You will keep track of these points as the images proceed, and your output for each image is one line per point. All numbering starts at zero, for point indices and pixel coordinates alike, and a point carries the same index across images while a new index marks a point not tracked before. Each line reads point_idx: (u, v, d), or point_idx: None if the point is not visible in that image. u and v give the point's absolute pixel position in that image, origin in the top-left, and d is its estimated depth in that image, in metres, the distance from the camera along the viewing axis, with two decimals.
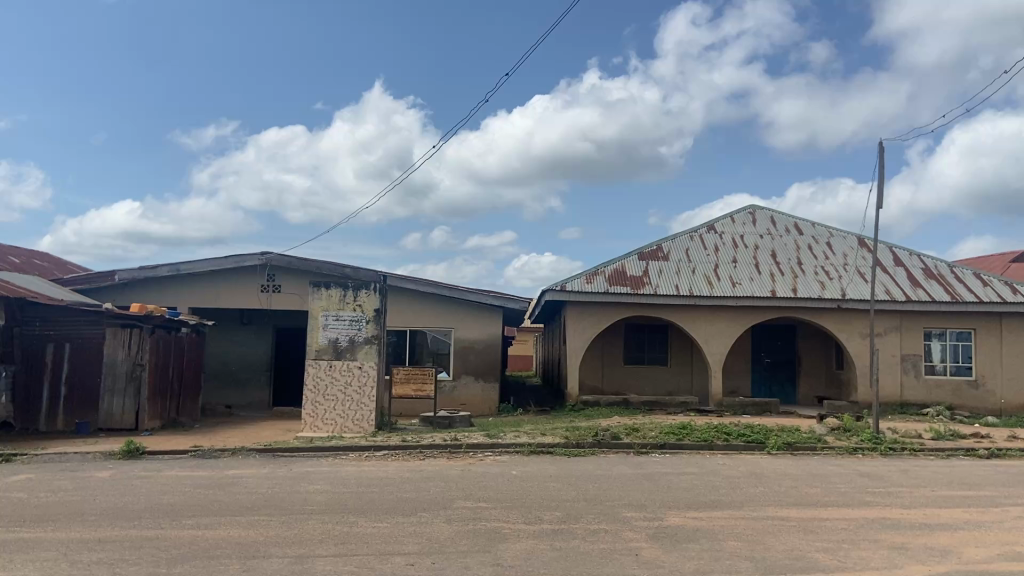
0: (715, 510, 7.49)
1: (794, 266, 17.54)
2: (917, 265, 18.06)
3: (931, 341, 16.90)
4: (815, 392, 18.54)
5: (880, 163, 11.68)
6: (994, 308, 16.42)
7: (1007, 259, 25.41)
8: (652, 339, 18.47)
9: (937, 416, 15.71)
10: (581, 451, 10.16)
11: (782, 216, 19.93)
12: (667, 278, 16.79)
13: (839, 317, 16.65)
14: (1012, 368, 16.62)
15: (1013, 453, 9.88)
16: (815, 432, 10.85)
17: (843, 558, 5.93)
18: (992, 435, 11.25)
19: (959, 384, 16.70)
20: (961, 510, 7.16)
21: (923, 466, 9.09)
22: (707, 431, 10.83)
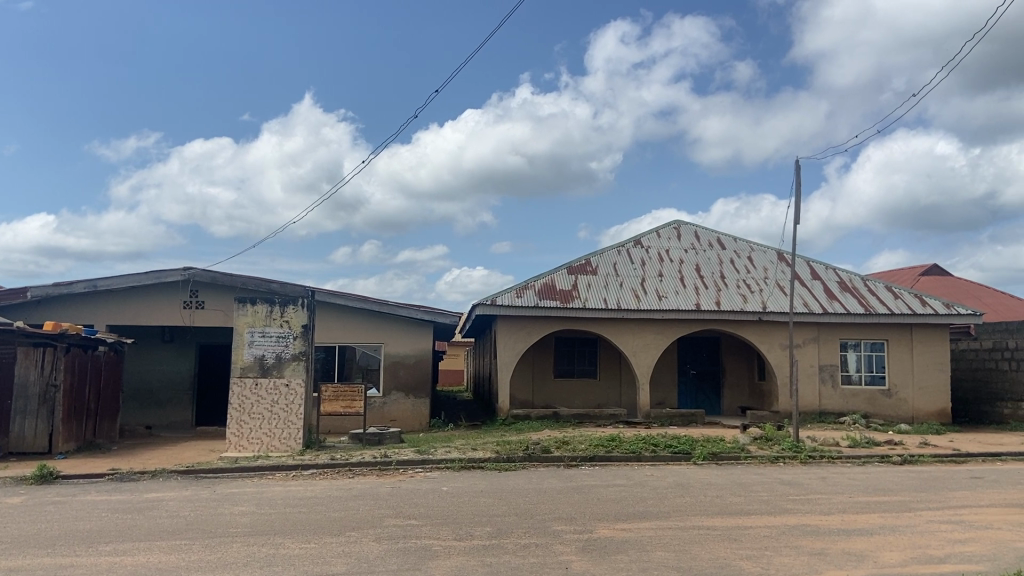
0: (643, 520, 7.58)
1: (718, 280, 17.98)
2: (832, 279, 18.75)
3: (847, 352, 17.54)
4: (738, 403, 18.99)
5: (797, 180, 12.05)
6: (905, 319, 17.16)
7: (916, 273, 26.56)
8: (581, 352, 18.65)
9: (854, 424, 16.25)
10: (511, 465, 10.16)
11: (705, 231, 20.45)
12: (595, 292, 17.00)
13: (762, 328, 17.11)
14: (922, 377, 17.34)
15: (925, 458, 10.31)
16: (738, 441, 11.11)
17: (765, 565, 6.08)
18: (905, 442, 11.72)
19: (874, 393, 17.31)
20: (876, 515, 7.42)
21: (841, 473, 9.41)
22: (636, 443, 10.97)
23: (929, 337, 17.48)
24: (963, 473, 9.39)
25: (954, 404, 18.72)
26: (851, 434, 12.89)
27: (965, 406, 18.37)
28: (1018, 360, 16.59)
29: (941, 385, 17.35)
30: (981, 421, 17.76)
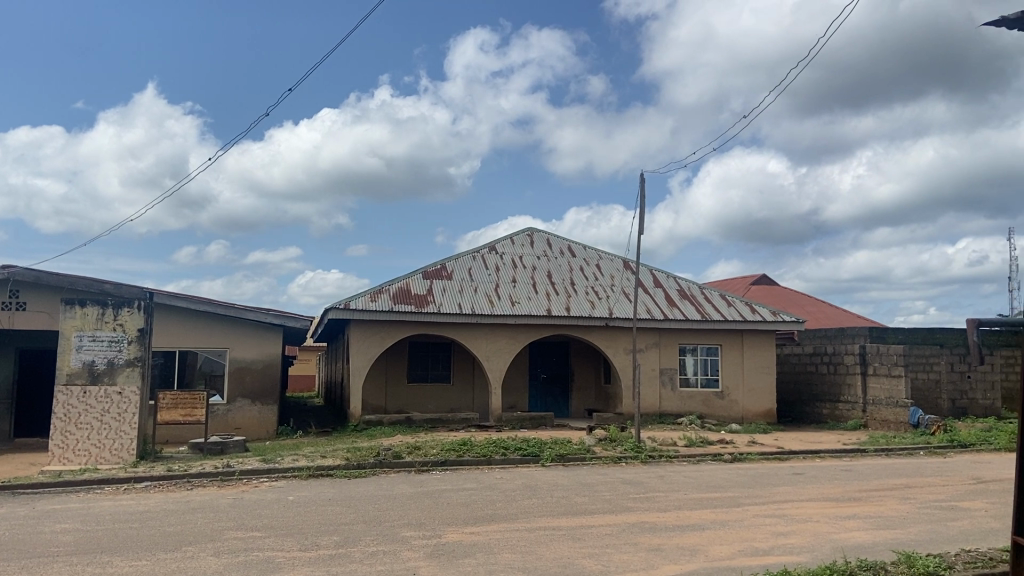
0: (491, 523, 7.69)
1: (568, 286, 18.53)
2: (673, 287, 19.79)
3: (685, 356, 18.53)
4: (586, 405, 19.63)
5: (641, 193, 12.62)
6: (738, 325, 18.34)
7: (748, 282, 28.53)
8: (435, 357, 18.67)
9: (691, 424, 17.21)
10: (360, 472, 10.01)
11: (557, 238, 21.03)
12: (449, 297, 17.07)
13: (609, 333, 17.77)
14: (752, 380, 18.59)
15: (752, 456, 11.07)
16: (585, 443, 11.50)
17: (606, 562, 6.32)
18: (735, 440, 12.54)
19: (708, 395, 18.39)
20: (709, 511, 7.88)
21: (678, 471, 9.94)
22: (487, 446, 11.11)
23: (758, 343, 18.75)
24: (785, 469, 10.15)
25: (779, 405, 20.21)
26: (687, 434, 13.61)
27: (789, 406, 19.86)
28: (835, 364, 18.11)
29: (767, 387, 18.66)
30: (803, 419, 19.27)
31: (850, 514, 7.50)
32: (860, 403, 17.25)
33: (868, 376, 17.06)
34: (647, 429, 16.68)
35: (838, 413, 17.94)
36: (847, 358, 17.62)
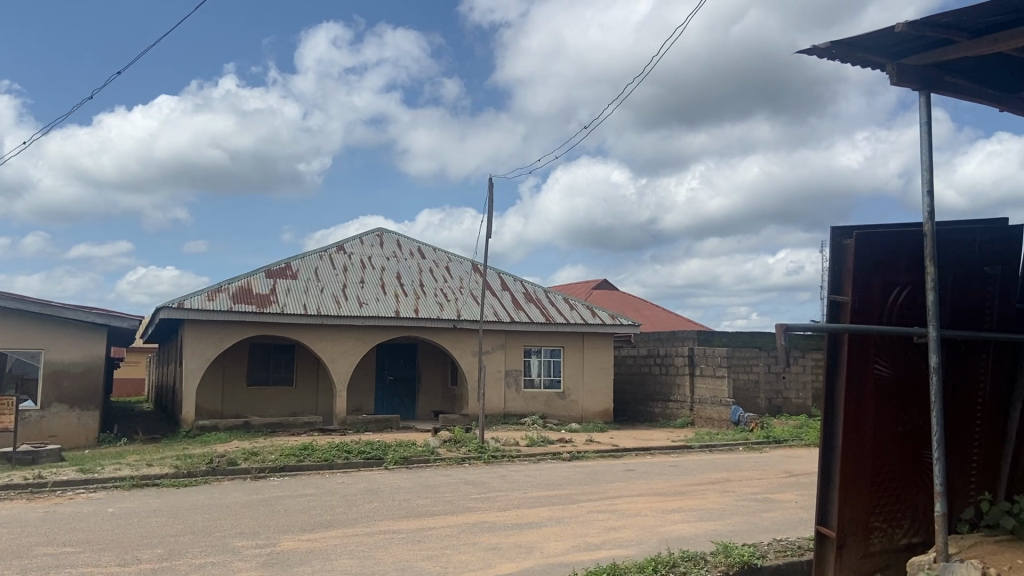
0: (329, 529, 7.51)
1: (416, 288, 18.47)
2: (519, 290, 20.19)
3: (530, 358, 18.93)
4: (432, 407, 19.65)
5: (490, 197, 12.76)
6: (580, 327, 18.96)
7: (591, 287, 29.54)
8: (277, 359, 18.05)
9: (533, 424, 17.61)
10: (190, 481, 9.50)
11: (407, 240, 20.90)
12: (294, 297, 16.56)
13: (456, 334, 17.85)
14: (591, 381, 19.23)
15: (589, 454, 11.46)
16: (428, 444, 11.48)
17: (444, 563, 6.31)
18: (575, 439, 12.93)
19: (550, 395, 18.87)
20: (546, 508, 8.08)
21: (518, 470, 10.13)
22: (328, 450, 10.85)
23: (597, 345, 19.42)
24: (620, 465, 10.58)
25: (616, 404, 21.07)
26: (528, 434, 13.83)
27: (626, 405, 20.73)
28: (666, 365, 19.08)
29: (605, 387, 19.37)
30: (637, 418, 20.17)
31: (677, 508, 7.91)
32: (688, 402, 18.30)
33: (696, 376, 18.12)
34: (491, 429, 16.89)
35: (669, 411, 18.94)
36: (677, 359, 18.63)
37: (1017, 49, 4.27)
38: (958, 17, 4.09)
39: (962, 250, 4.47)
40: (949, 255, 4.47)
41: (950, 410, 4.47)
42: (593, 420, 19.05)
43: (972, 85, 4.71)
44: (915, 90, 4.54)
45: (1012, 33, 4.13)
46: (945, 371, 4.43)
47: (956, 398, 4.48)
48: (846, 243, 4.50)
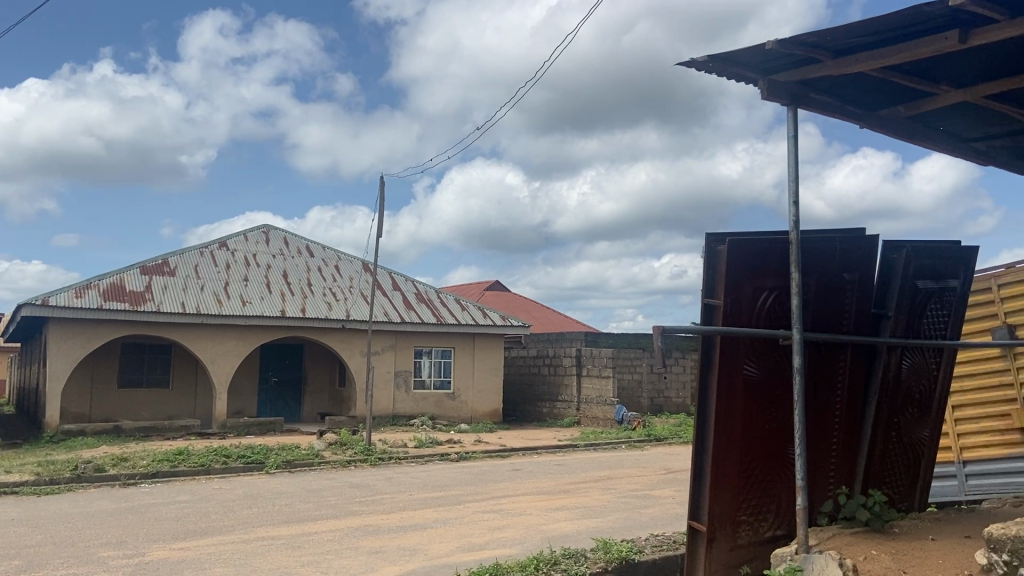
0: (203, 537, 7.22)
1: (303, 287, 18.03)
2: (410, 290, 20.07)
3: (420, 359, 18.82)
4: (318, 409, 19.25)
5: (380, 196, 12.62)
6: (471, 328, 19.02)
7: (483, 287, 29.69)
8: (153, 360, 17.23)
9: (422, 425, 17.54)
10: (52, 489, 8.93)
11: (295, 237, 20.39)
12: (172, 295, 15.85)
13: (345, 335, 17.54)
14: (481, 381, 19.32)
15: (477, 455, 11.50)
16: (313, 448, 11.23)
17: (324, 569, 6.18)
18: (463, 440, 12.95)
19: (440, 396, 18.83)
20: (431, 510, 8.05)
21: (405, 472, 10.05)
22: (205, 455, 10.44)
23: (488, 345, 19.51)
24: (506, 466, 10.67)
25: (506, 404, 21.25)
26: (416, 435, 13.75)
27: (515, 405, 20.93)
28: (554, 366, 19.39)
29: (495, 388, 19.50)
30: (526, 418, 20.42)
31: (560, 506, 8.05)
32: (575, 402, 18.69)
33: (583, 376, 18.50)
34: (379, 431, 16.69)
35: (556, 411, 19.27)
36: (565, 360, 18.96)
37: (874, 69, 4.54)
38: (821, 38, 4.31)
39: (825, 257, 4.74)
40: (813, 261, 4.74)
41: (812, 410, 4.74)
42: (482, 420, 19.13)
43: (834, 102, 4.99)
44: (782, 104, 4.79)
45: (869, 55, 4.39)
46: (808, 372, 4.69)
47: (818, 398, 4.75)
48: (720, 249, 4.73)
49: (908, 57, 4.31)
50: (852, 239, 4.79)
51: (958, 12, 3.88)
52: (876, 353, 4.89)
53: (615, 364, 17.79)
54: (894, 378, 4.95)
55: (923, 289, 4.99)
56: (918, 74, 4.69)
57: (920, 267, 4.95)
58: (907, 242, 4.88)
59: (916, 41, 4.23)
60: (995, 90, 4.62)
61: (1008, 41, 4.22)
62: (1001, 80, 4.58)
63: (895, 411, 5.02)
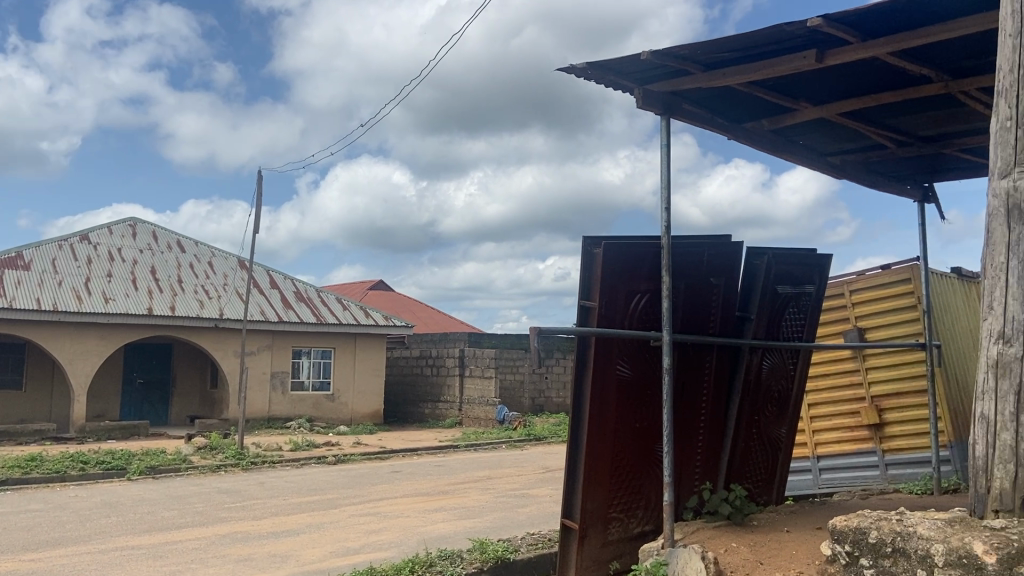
0: (55, 548, 6.74)
1: (174, 284, 17.21)
2: (289, 288, 19.53)
3: (298, 359, 18.34)
4: (188, 412, 18.43)
5: (257, 191, 12.21)
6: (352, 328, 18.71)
7: (367, 287, 29.27)
8: (3, 360, 16.00)
9: (299, 428, 17.10)
10: None
11: (165, 232, 19.42)
12: (26, 290, 14.75)
13: (217, 334, 16.86)
14: (361, 383, 19.01)
15: (355, 457, 11.31)
16: (180, 452, 10.72)
17: None
18: (341, 442, 12.70)
19: (318, 398, 18.40)
20: (305, 515, 7.84)
21: (279, 476, 9.75)
22: (60, 461, 9.76)
23: (370, 346, 19.24)
24: (385, 468, 10.54)
25: (387, 405, 21.03)
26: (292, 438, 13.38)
27: (397, 406, 20.75)
28: (437, 366, 19.33)
29: (376, 389, 19.25)
30: (407, 419, 20.28)
31: (437, 508, 8.01)
32: (457, 402, 18.72)
33: (465, 377, 18.56)
34: (254, 435, 16.14)
35: (438, 412, 19.24)
36: (448, 360, 18.95)
37: (740, 83, 4.77)
38: (692, 51, 4.48)
39: (695, 262, 4.93)
40: (684, 265, 4.92)
41: (679, 409, 4.91)
42: (363, 422, 18.85)
43: (704, 113, 5.21)
44: (657, 114, 4.95)
45: (735, 70, 4.61)
46: (677, 372, 4.86)
47: (686, 397, 4.94)
48: (596, 251, 4.78)
49: (771, 73, 4.54)
50: (721, 245, 4.98)
51: (816, 33, 4.12)
52: (739, 354, 5.14)
53: (497, 364, 17.92)
54: (755, 378, 5.22)
55: (781, 293, 5.30)
56: (780, 90, 4.96)
57: (779, 272, 5.24)
58: (768, 249, 5.16)
59: (778, 58, 4.46)
60: (850, 108, 4.95)
61: (858, 65, 4.51)
62: (855, 98, 4.91)
63: (756, 409, 5.29)
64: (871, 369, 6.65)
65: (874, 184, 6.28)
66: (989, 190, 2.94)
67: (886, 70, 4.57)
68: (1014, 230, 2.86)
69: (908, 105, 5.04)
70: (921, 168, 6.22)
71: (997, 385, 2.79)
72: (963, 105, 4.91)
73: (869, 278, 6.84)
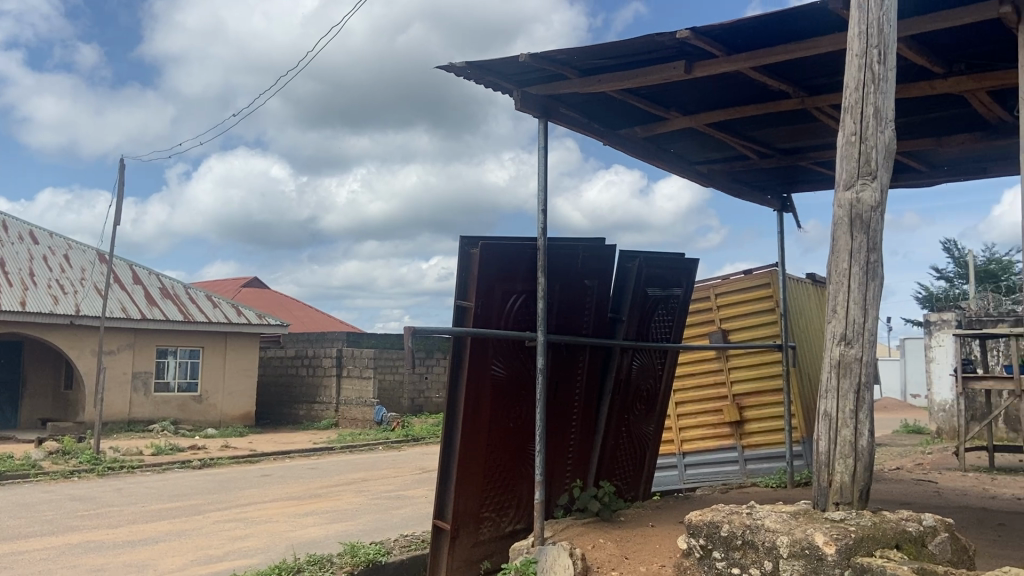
0: None
1: (25, 277, 16.00)
2: (155, 285, 18.58)
3: (164, 359, 17.45)
4: (38, 415, 17.17)
5: (121, 180, 11.54)
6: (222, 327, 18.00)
7: (240, 284, 28.26)
8: None
9: (163, 431, 16.27)
10: None
11: (15, 221, 18.03)
12: None
13: (73, 332, 15.80)
14: (232, 384, 18.32)
15: (223, 461, 10.86)
16: (28, 458, 9.96)
17: None
18: (208, 445, 12.17)
19: (185, 399, 17.57)
20: (167, 522, 7.45)
21: (139, 482, 9.23)
22: None
23: (241, 346, 18.57)
24: (255, 471, 10.18)
25: (259, 407, 20.35)
26: (154, 442, 12.71)
27: (269, 407, 20.12)
28: (313, 367, 18.88)
29: (247, 390, 18.59)
30: (280, 421, 19.71)
31: (310, 511, 7.81)
32: (334, 403, 18.37)
33: (343, 377, 18.24)
34: (113, 439, 15.23)
35: (313, 413, 18.81)
36: (324, 361, 18.54)
37: (615, 90, 4.89)
38: (569, 56, 4.55)
39: (570, 264, 5.00)
40: (559, 266, 4.99)
41: (552, 409, 4.98)
42: (233, 424, 18.15)
43: (579, 118, 5.30)
44: (535, 117, 5.00)
45: (611, 77, 4.71)
46: (550, 372, 4.92)
47: (558, 396, 5.01)
48: (473, 252, 4.77)
49: (644, 81, 4.67)
50: (596, 247, 5.08)
51: (686, 44, 4.27)
52: (612, 354, 5.27)
53: (376, 365, 17.68)
54: (625, 377, 5.37)
55: (652, 296, 5.47)
56: (652, 98, 5.12)
57: (650, 275, 5.40)
58: (640, 252, 5.31)
59: (650, 67, 4.59)
60: (717, 119, 5.19)
61: (726, 78, 4.71)
62: (721, 109, 5.14)
63: (625, 407, 5.44)
64: (733, 369, 6.99)
65: (738, 193, 6.60)
66: (835, 201, 3.12)
67: (749, 84, 4.80)
68: (856, 238, 3.05)
69: (769, 119, 5.32)
70: (780, 179, 6.59)
71: (840, 384, 2.96)
72: (817, 120, 5.24)
73: (733, 282, 7.17)
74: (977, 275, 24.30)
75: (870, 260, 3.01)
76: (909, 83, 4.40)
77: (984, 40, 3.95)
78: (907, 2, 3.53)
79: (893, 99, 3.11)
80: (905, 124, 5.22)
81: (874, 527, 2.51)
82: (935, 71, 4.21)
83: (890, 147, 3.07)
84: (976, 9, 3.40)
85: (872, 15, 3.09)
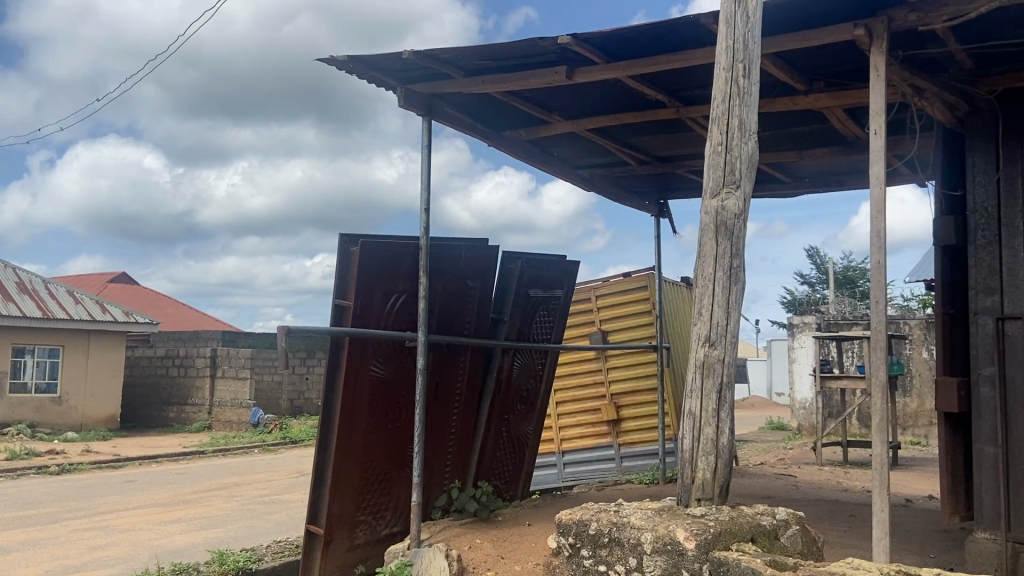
0: None
1: None
2: (9, 278, 17.25)
3: (19, 358, 16.21)
4: None
5: None
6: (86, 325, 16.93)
7: (106, 279, 26.67)
8: None
9: (17, 436, 15.13)
10: None
11: None
12: None
13: None
14: (95, 385, 17.26)
15: (84, 466, 10.21)
16: None
17: None
18: (66, 450, 11.41)
19: (42, 401, 16.40)
20: (18, 532, 6.92)
21: None
22: None
23: (105, 344, 17.51)
24: (119, 477, 9.62)
25: (124, 410, 19.25)
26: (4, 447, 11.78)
27: (136, 410, 19.07)
28: (185, 367, 18.04)
29: (112, 392, 17.56)
30: (148, 424, 18.73)
31: (178, 518, 7.45)
32: (207, 405, 17.63)
33: (217, 377, 17.53)
34: None
35: (185, 415, 17.99)
36: (198, 361, 17.75)
37: (498, 92, 4.89)
38: (453, 55, 4.52)
39: (452, 264, 4.97)
40: (441, 266, 4.95)
41: (432, 409, 4.94)
42: (97, 427, 17.12)
43: (463, 117, 5.29)
44: (419, 115, 4.95)
45: (493, 78, 4.71)
46: (430, 373, 4.88)
47: (438, 397, 4.98)
48: (352, 250, 4.66)
49: (526, 84, 4.70)
50: (479, 248, 5.07)
51: (566, 50, 4.33)
52: (493, 355, 5.29)
53: (253, 365, 17.09)
54: (506, 378, 5.40)
55: (534, 297, 5.51)
56: (535, 101, 5.16)
57: (532, 277, 5.45)
58: (522, 253, 5.34)
59: (533, 70, 4.63)
60: (595, 125, 5.26)
61: (606, 84, 4.80)
62: (603, 115, 5.23)
63: (505, 407, 5.47)
64: (612, 369, 7.17)
65: (618, 198, 6.78)
66: (701, 208, 3.23)
67: (628, 91, 4.92)
68: (720, 244, 3.17)
69: (646, 127, 5.47)
70: (657, 185, 6.80)
71: (703, 384, 3.08)
72: (691, 130, 5.43)
73: (613, 284, 7.35)
74: (835, 280, 26.02)
75: (733, 266, 3.13)
76: (774, 98, 4.63)
77: (840, 61, 4.21)
78: (772, 20, 3.72)
79: (756, 113, 3.26)
80: (771, 137, 5.50)
81: (731, 522, 2.62)
82: (798, 87, 4.45)
83: (753, 159, 3.21)
84: (833, 31, 3.62)
85: (738, 32, 3.24)
